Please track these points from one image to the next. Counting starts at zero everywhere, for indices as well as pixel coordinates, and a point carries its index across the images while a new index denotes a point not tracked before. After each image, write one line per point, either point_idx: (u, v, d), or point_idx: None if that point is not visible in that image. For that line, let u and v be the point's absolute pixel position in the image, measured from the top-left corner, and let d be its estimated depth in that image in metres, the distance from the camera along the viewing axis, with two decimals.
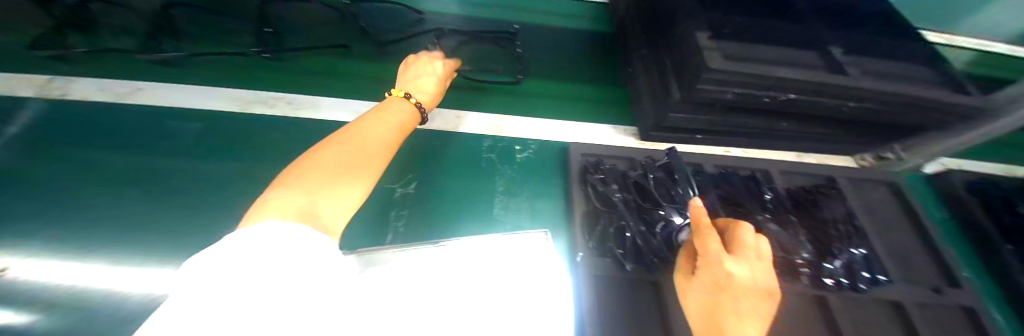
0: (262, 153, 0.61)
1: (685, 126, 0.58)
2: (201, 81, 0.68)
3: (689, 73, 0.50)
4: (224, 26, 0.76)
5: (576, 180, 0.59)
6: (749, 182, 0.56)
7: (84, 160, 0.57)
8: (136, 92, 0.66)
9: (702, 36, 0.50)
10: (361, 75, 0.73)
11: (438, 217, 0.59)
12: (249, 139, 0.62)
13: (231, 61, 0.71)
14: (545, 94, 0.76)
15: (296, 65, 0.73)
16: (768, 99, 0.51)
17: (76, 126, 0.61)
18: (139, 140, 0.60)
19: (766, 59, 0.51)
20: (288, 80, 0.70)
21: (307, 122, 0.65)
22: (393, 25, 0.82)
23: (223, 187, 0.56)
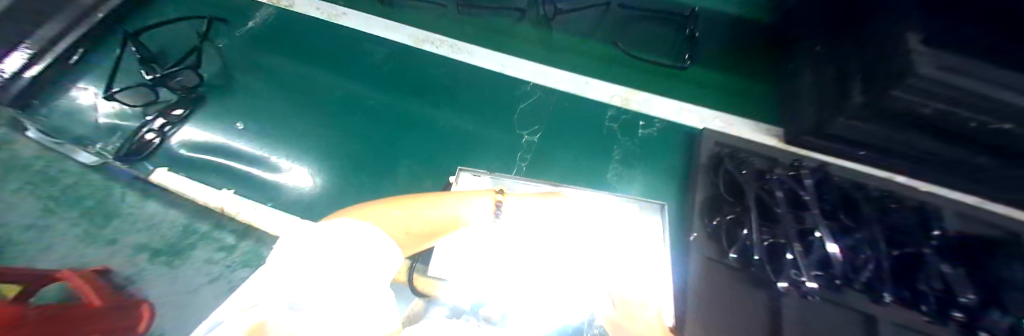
0: (434, 85, 0.74)
1: (855, 137, 0.55)
2: (390, 15, 0.81)
3: (884, 77, 0.47)
4: None
5: (705, 166, 0.60)
6: (921, 214, 0.49)
7: (309, 65, 0.77)
8: (339, 14, 0.81)
9: (915, 36, 0.46)
10: (514, 31, 0.79)
11: (560, 167, 0.65)
12: (425, 71, 0.76)
13: (425, 6, 0.79)
14: (680, 77, 0.75)
15: (473, 17, 0.79)
16: (974, 124, 0.45)
17: (304, 35, 0.80)
18: (348, 55, 0.78)
19: (989, 77, 0.45)
20: (463, 27, 0.79)
21: (467, 65, 0.76)
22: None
23: (412, 106, 0.72)
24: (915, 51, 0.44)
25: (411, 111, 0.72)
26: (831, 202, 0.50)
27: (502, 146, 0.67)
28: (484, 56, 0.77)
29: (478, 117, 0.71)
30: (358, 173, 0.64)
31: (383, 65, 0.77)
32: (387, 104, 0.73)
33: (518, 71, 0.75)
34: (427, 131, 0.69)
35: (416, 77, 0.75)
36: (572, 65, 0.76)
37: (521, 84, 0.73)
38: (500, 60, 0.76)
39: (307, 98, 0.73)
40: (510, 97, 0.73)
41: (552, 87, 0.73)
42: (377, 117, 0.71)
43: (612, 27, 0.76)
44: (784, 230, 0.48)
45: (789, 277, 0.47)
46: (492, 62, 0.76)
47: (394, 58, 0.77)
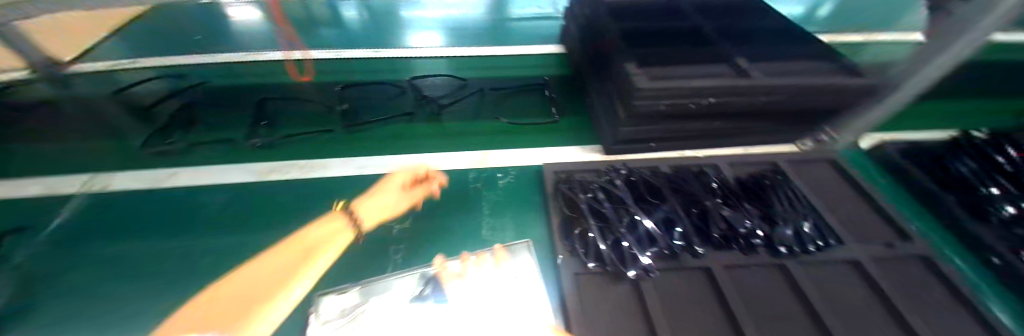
0: (285, 213, 0.69)
1: (639, 137, 0.70)
2: (242, 159, 0.81)
3: (627, 94, 0.63)
4: (313, 112, 0.95)
5: (550, 192, 0.69)
6: (698, 174, 0.65)
7: (105, 240, 0.62)
8: (169, 175, 0.76)
9: (629, 65, 0.64)
10: (375, 137, 0.89)
11: (431, 244, 0.64)
12: (272, 204, 0.70)
13: (319, 136, 0.88)
14: (523, 130, 0.90)
15: (358, 132, 0.90)
16: (693, 105, 0.62)
17: (105, 212, 0.67)
18: (170, 214, 0.67)
19: (684, 74, 0.63)
20: (331, 148, 0.85)
21: (324, 182, 0.76)
22: (443, 90, 1.03)
23: (253, 242, 0.63)
24: (633, 74, 0.62)
25: (251, 240, 0.63)
26: (639, 190, 0.63)
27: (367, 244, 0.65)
28: (343, 168, 0.80)
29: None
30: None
31: (221, 205, 0.70)
32: (217, 243, 0.62)
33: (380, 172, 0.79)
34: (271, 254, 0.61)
35: (264, 207, 0.70)
36: (434, 147, 0.86)
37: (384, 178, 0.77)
38: (364, 165, 0.81)
39: (92, 271, 0.57)
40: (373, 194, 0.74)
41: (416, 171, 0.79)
42: (203, 259, 0.59)
43: (493, 102, 1.00)
44: (615, 230, 0.57)
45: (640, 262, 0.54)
46: (350, 171, 0.78)
47: (235, 202, 0.70)
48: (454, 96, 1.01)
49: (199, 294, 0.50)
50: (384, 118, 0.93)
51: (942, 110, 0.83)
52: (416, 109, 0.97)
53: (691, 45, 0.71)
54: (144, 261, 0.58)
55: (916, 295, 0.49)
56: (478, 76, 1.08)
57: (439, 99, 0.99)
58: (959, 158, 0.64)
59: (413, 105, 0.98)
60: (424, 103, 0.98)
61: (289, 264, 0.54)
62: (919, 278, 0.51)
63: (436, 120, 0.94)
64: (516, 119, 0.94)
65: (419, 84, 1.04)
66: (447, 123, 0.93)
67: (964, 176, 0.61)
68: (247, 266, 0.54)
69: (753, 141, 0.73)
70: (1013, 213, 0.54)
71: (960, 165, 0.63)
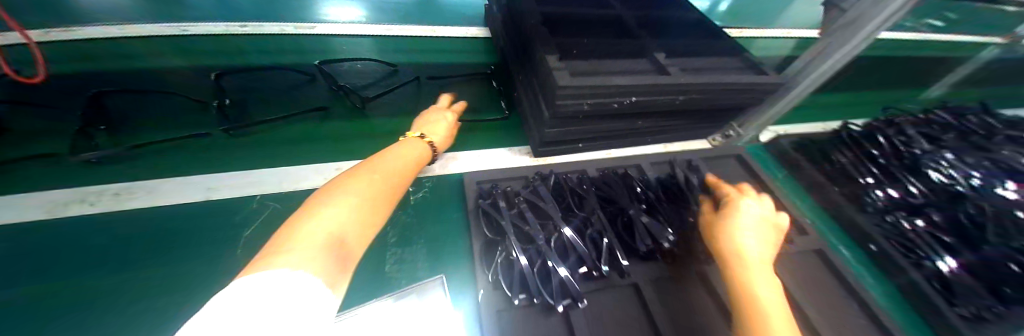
0: (65, 265, 0.46)
1: (565, 138, 0.64)
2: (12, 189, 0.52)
3: (549, 92, 0.56)
4: (178, 105, 0.68)
5: (471, 207, 0.60)
6: (625, 177, 0.62)
7: None
8: None
9: (551, 58, 0.57)
10: (249, 140, 0.65)
11: None
12: (46, 253, 0.47)
13: (195, 142, 0.63)
14: None
15: (251, 135, 0.66)
16: (616, 104, 0.58)
17: None
18: None
19: (606, 70, 0.58)
20: (185, 157, 0.60)
21: (142, 212, 0.53)
22: (367, 78, 0.83)
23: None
24: (554, 70, 0.55)
25: None
26: (566, 200, 0.58)
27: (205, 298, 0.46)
28: (176, 186, 0.57)
29: (152, 269, 0.47)
30: None
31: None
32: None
33: (221, 187, 0.57)
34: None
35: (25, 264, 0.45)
36: (330, 152, 0.67)
37: (244, 203, 0.56)
38: (218, 183, 0.58)
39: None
40: (223, 225, 0.53)
41: (295, 191, 0.59)
42: None
43: (424, 94, 0.83)
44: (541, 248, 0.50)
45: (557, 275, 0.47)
46: (186, 196, 0.56)
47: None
48: (383, 86, 0.82)
49: (322, 188, 0.37)
50: (278, 116, 0.70)
51: (822, 103, 0.94)
52: (335, 102, 0.77)
53: (613, 37, 0.66)
54: None
55: (812, 290, 0.52)
56: (402, 60, 0.90)
57: (366, 89, 0.80)
58: (840, 151, 0.71)
59: (331, 98, 0.77)
60: (343, 95, 0.78)
61: (395, 173, 0.44)
62: (813, 271, 0.55)
63: (362, 116, 0.75)
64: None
65: (331, 71, 0.82)
66: (348, 122, 0.74)
67: (846, 168, 0.68)
68: (377, 161, 0.44)
69: (674, 137, 0.72)
70: (883, 201, 0.62)
71: (840, 157, 0.70)
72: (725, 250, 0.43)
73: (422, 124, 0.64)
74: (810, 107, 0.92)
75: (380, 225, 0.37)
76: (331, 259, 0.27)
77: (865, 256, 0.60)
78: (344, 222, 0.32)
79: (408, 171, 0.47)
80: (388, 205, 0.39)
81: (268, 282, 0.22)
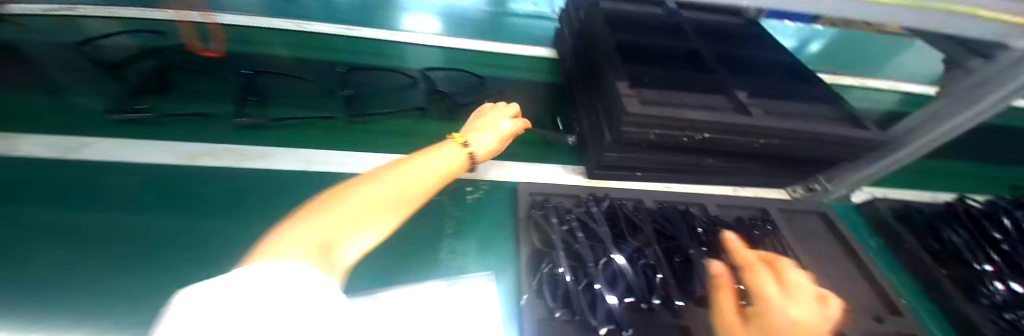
0: (182, 203, 0.55)
1: (624, 164, 0.63)
2: (165, 136, 0.65)
3: (615, 117, 0.56)
4: (309, 91, 0.81)
5: (523, 216, 0.62)
6: (685, 215, 0.59)
7: None
8: (66, 140, 0.61)
9: (621, 84, 0.57)
10: (346, 128, 0.74)
11: (377, 256, 0.57)
12: (176, 189, 0.57)
13: (312, 124, 0.73)
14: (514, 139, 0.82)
15: (352, 123, 0.75)
16: (687, 138, 0.56)
17: None
18: (33, 192, 0.53)
19: (680, 102, 0.57)
20: (297, 133, 0.71)
21: (248, 171, 0.62)
22: (458, 86, 0.91)
23: (124, 228, 0.50)
24: (622, 97, 0.55)
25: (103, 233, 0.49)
26: (621, 227, 0.56)
27: None
28: (283, 156, 0.66)
29: (235, 217, 0.54)
30: None
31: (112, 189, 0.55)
32: (88, 232, 0.48)
33: (318, 158, 0.66)
34: (150, 254, 0.47)
35: (164, 193, 0.56)
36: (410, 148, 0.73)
37: (328, 177, 0.63)
38: (310, 158, 0.67)
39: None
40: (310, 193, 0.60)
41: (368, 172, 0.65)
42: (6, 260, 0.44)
43: (503, 105, 0.88)
44: (591, 271, 0.49)
45: (600, 297, 0.46)
46: (285, 164, 0.64)
47: (128, 183, 0.56)
48: (469, 95, 0.88)
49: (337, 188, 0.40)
50: (385, 112, 0.79)
51: (937, 172, 0.81)
52: (430, 104, 0.84)
53: (689, 69, 0.64)
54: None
55: None
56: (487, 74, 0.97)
57: (456, 95, 0.87)
58: (951, 228, 0.61)
59: (426, 100, 0.85)
60: (438, 98, 0.85)
61: (424, 181, 0.43)
62: None
63: (452, 118, 0.82)
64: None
65: (434, 76, 0.92)
66: (428, 120, 0.81)
67: (958, 248, 0.57)
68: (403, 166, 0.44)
69: (746, 182, 0.67)
70: (1002, 294, 0.50)
71: (952, 235, 0.59)
72: None
73: (468, 128, 0.59)
74: (922, 175, 0.80)
75: (383, 234, 0.38)
76: (315, 259, 0.29)
77: None
78: (337, 229, 0.33)
79: (434, 181, 0.45)
80: (397, 217, 0.40)
81: (263, 272, 0.24)
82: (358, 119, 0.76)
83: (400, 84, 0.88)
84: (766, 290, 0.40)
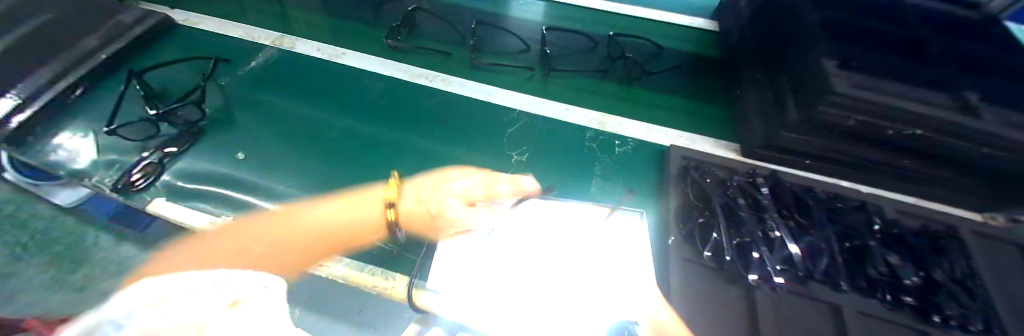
0: (422, 116, 0.82)
1: (796, 148, 0.63)
2: (399, 59, 0.93)
3: (812, 97, 0.56)
4: (511, 47, 0.96)
5: (675, 176, 0.67)
6: (860, 211, 0.58)
7: (299, 100, 0.84)
8: (339, 55, 0.93)
9: (828, 63, 0.56)
10: (523, 86, 0.89)
11: (547, 178, 0.72)
12: (413, 103, 0.85)
13: (519, 71, 0.91)
14: (672, 106, 0.84)
15: (551, 86, 0.89)
16: (891, 131, 0.54)
17: (295, 75, 0.90)
18: (340, 91, 0.87)
19: (891, 92, 0.54)
20: (485, 77, 0.90)
21: (455, 96, 0.86)
22: (650, 60, 0.92)
23: (395, 125, 0.80)
24: (829, 75, 0.54)
25: (380, 132, 0.79)
26: (786, 205, 0.58)
27: (491, 160, 0.75)
28: (473, 88, 0.88)
29: (453, 131, 0.80)
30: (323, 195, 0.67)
31: (377, 96, 0.86)
32: (374, 129, 0.79)
33: (505, 99, 0.86)
34: (410, 146, 0.77)
35: (406, 106, 0.84)
36: (580, 99, 0.86)
37: (508, 112, 0.83)
38: (489, 92, 0.87)
39: (305, 130, 0.79)
40: (496, 122, 0.81)
41: (535, 113, 0.83)
42: (340, 140, 0.77)
43: (679, 74, 0.89)
44: (746, 230, 0.55)
45: (752, 256, 0.53)
46: (478, 95, 0.86)
47: (389, 92, 0.86)
48: (654, 65, 0.91)
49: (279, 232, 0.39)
50: (572, 69, 0.91)
51: None
52: (609, 67, 0.91)
53: (907, 60, 0.59)
54: (321, 128, 0.79)
55: None
56: (675, 47, 0.94)
57: (643, 63, 0.91)
58: None
59: (605, 62, 0.92)
60: (620, 63, 0.92)
61: (330, 231, 0.50)
62: None
63: (628, 83, 0.88)
64: (656, 91, 0.87)
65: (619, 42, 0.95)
66: (603, 82, 0.89)
67: None
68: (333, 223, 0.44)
69: (935, 194, 0.63)
70: None
71: None
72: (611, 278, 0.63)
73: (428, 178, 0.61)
74: None
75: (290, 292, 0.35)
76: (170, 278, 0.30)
77: None
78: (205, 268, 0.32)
79: None
80: None
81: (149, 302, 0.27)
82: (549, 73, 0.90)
83: (586, 44, 0.95)
84: None
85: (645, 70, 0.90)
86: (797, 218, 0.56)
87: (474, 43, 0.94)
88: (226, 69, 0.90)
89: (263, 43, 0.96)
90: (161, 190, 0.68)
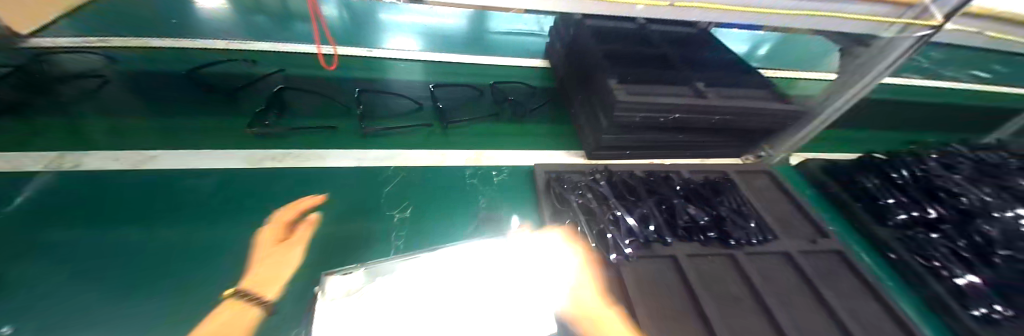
0: (280, 197, 0.75)
1: (619, 143, 0.80)
2: (247, 144, 0.85)
3: (610, 106, 0.74)
4: (398, 107, 1.00)
5: (542, 189, 0.77)
6: (667, 179, 0.76)
7: (91, 223, 0.66)
8: (148, 159, 0.78)
9: (612, 82, 0.76)
10: (394, 144, 0.91)
11: (433, 224, 0.74)
12: (268, 188, 0.77)
13: (421, 131, 0.95)
14: (531, 132, 0.98)
15: (453, 133, 0.95)
16: (664, 118, 0.74)
17: (87, 194, 0.71)
18: (151, 203, 0.71)
19: (653, 92, 0.75)
20: (354, 144, 0.89)
21: (318, 170, 0.82)
22: (526, 98, 1.09)
23: (239, 219, 0.70)
24: (614, 90, 0.73)
25: (222, 232, 0.68)
26: (621, 190, 0.73)
27: (368, 227, 0.72)
28: (339, 158, 0.86)
29: (326, 205, 0.76)
30: (148, 334, 0.51)
31: (215, 192, 0.74)
32: (217, 229, 0.68)
33: (380, 162, 0.86)
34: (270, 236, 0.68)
35: (256, 195, 0.75)
36: (453, 142, 0.93)
37: (383, 171, 0.83)
38: (360, 157, 0.86)
39: (103, 261, 0.60)
40: (373, 185, 0.81)
41: (410, 166, 0.85)
42: (171, 254, 0.63)
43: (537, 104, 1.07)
44: (599, 219, 0.67)
45: (607, 238, 0.64)
46: (346, 163, 0.84)
47: (222, 190, 0.75)
48: (531, 102, 1.07)
49: None
50: (470, 118, 0.99)
51: (855, 138, 1.05)
52: (501, 110, 1.03)
53: (658, 69, 0.85)
54: (130, 248, 0.63)
55: (828, 277, 0.62)
56: (539, 84, 1.15)
57: (523, 103, 1.06)
58: (865, 175, 0.83)
59: (496, 108, 1.04)
60: (508, 107, 1.04)
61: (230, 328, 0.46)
62: (834, 268, 0.64)
63: (520, 121, 1.01)
64: (517, 123, 1.01)
65: (502, 88, 1.10)
66: (498, 123, 1.00)
67: (872, 191, 0.79)
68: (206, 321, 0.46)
69: (711, 153, 0.87)
70: (903, 220, 0.73)
71: (867, 180, 0.81)
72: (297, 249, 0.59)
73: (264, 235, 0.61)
74: (843, 142, 1.03)
75: None
76: None
77: (886, 263, 0.72)
78: None
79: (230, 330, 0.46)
80: None
81: None
82: (452, 124, 0.97)
83: (473, 97, 1.06)
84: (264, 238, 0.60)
85: (527, 109, 1.04)
86: (629, 198, 0.71)
87: (364, 113, 0.95)
88: None
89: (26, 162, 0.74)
90: None
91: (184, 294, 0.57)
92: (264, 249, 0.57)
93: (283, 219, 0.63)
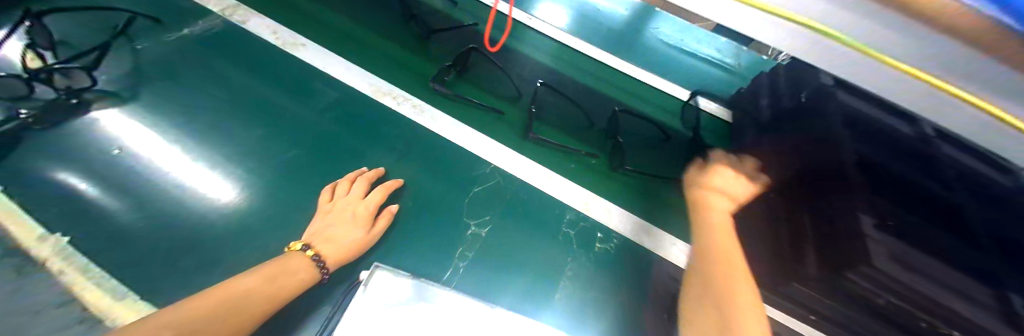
0: (380, 141, 0.71)
1: (808, 304, 0.54)
2: (370, 67, 0.80)
3: (840, 255, 0.47)
4: (564, 115, 0.81)
5: (656, 302, 0.59)
6: None
7: (234, 92, 0.74)
8: (297, 44, 0.80)
9: (864, 221, 0.47)
10: (508, 133, 0.75)
11: (501, 260, 0.61)
12: (372, 127, 0.73)
13: (563, 151, 0.74)
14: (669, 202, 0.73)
15: (589, 166, 0.74)
16: (926, 324, 0.44)
17: (241, 58, 0.78)
18: (283, 91, 0.75)
19: (935, 277, 0.44)
20: (467, 115, 0.76)
21: (424, 131, 0.73)
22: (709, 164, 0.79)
23: (335, 146, 0.70)
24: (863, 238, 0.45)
25: (324, 155, 0.69)
26: None
27: (442, 227, 0.62)
28: (446, 125, 0.75)
29: (416, 175, 0.68)
30: (237, 226, 0.58)
31: (327, 108, 0.74)
32: (319, 147, 0.70)
33: (484, 153, 0.72)
34: None
35: (359, 129, 0.72)
36: (570, 167, 0.73)
37: (481, 165, 0.70)
38: (467, 135, 0.74)
39: (234, 134, 0.69)
40: (465, 176, 0.69)
41: (512, 174, 0.70)
42: (277, 153, 0.68)
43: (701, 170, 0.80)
44: None
45: None
46: (449, 135, 0.73)
47: (339, 107, 0.74)
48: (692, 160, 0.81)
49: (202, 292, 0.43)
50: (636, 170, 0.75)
51: None
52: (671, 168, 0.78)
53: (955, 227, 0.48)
54: (254, 130, 0.70)
55: None
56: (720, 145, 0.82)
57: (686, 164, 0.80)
58: None
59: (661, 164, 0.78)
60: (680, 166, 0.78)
61: (271, 292, 0.45)
62: None
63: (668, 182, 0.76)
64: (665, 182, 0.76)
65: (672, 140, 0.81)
66: (637, 170, 0.75)
67: None
68: (261, 270, 0.47)
69: None
70: None
71: None
72: (375, 232, 0.55)
73: (358, 195, 0.57)
74: None
75: None
76: None
77: None
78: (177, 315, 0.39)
79: (271, 295, 0.45)
80: (228, 322, 0.41)
81: (383, 279, 0.50)
82: (615, 167, 0.75)
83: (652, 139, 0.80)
84: (356, 197, 0.57)
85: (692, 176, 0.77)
86: None
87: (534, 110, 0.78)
88: (154, 31, 0.78)
89: (211, 10, 0.84)
90: (63, 186, 0.59)
91: (271, 199, 0.63)
92: (346, 219, 0.54)
93: (384, 190, 0.59)
